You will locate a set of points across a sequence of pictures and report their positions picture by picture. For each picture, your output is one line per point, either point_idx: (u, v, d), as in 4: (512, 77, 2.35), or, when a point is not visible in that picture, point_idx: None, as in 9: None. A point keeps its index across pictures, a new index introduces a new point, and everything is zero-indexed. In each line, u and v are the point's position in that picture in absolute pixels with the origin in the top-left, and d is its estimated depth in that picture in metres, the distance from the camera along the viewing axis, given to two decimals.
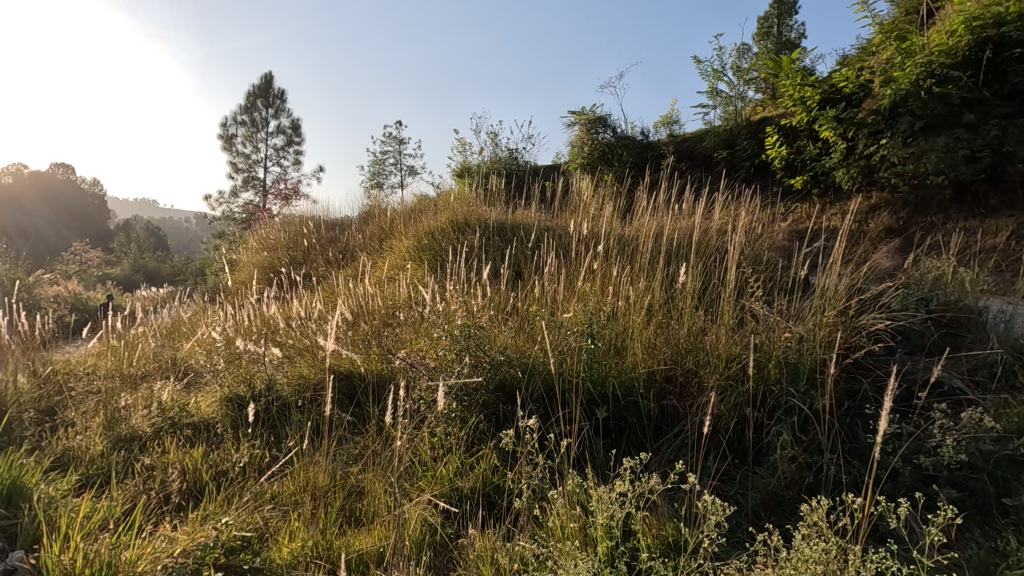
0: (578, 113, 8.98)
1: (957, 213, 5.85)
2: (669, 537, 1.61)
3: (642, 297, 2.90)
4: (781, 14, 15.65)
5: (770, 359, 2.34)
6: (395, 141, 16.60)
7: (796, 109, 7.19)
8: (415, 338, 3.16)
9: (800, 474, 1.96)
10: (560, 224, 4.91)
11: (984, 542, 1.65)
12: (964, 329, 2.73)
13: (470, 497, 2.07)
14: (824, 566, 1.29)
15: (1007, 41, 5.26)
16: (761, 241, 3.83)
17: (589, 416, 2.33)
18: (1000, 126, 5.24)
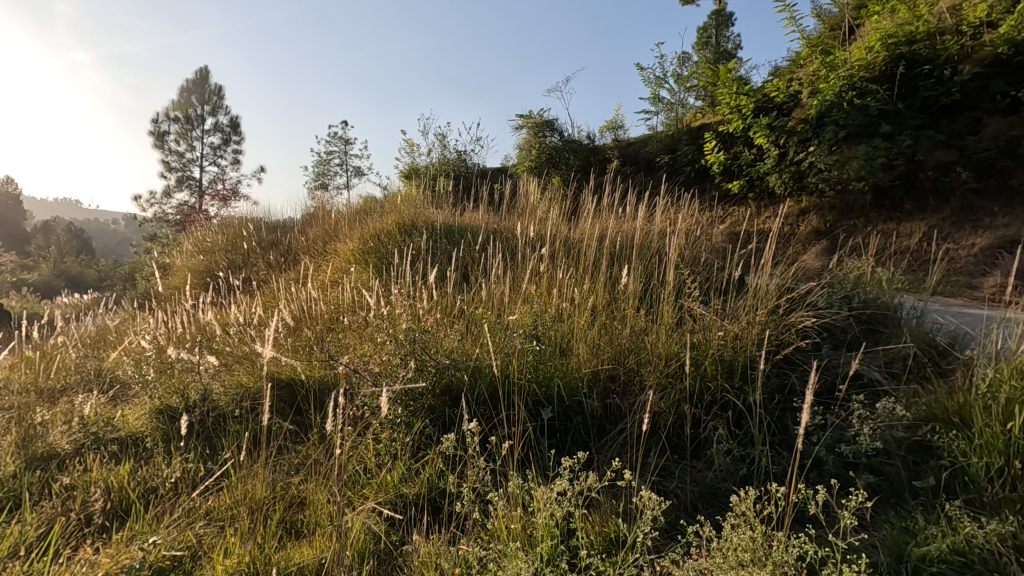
0: (526, 116, 9.07)
1: (877, 216, 6.33)
2: (608, 532, 1.65)
3: (586, 299, 2.95)
4: (719, 26, 16.35)
5: (707, 357, 2.44)
6: (341, 141, 16.20)
7: (733, 117, 7.55)
8: (359, 342, 3.10)
9: (734, 467, 2.05)
10: (508, 227, 4.94)
11: (896, 521, 1.78)
12: (882, 325, 2.94)
13: (415, 503, 2.04)
14: (751, 554, 1.35)
15: (918, 59, 5.83)
16: (699, 243, 3.99)
17: (534, 417, 2.35)
18: (913, 136, 5.73)
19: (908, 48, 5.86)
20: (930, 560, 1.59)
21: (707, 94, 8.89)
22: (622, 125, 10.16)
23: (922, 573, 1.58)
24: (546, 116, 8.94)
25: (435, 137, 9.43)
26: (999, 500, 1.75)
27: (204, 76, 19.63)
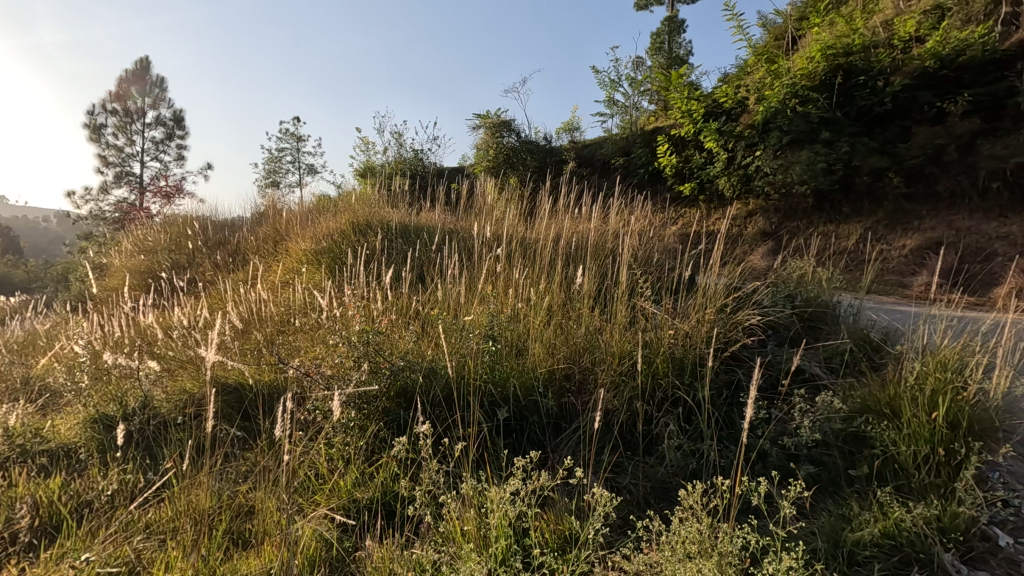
0: (483, 116, 9.05)
1: (818, 219, 6.68)
2: (562, 530, 1.67)
3: (541, 299, 2.96)
4: (672, 32, 16.78)
5: (658, 355, 2.50)
6: (293, 137, 15.73)
7: (684, 121, 7.79)
8: (311, 345, 3.02)
9: (684, 461, 2.12)
10: (464, 227, 4.91)
11: (834, 509, 1.87)
12: (821, 322, 3.09)
13: (369, 508, 2.01)
14: (697, 545, 1.39)
15: (855, 69, 6.19)
16: (652, 243, 4.09)
17: (489, 418, 2.35)
18: (850, 143, 6.09)
19: (846, 58, 6.22)
20: (863, 545, 1.69)
21: (659, 99, 9.12)
22: (578, 127, 10.30)
23: (857, 557, 1.67)
24: (504, 117, 8.94)
25: (391, 136, 9.29)
26: (924, 486, 1.87)
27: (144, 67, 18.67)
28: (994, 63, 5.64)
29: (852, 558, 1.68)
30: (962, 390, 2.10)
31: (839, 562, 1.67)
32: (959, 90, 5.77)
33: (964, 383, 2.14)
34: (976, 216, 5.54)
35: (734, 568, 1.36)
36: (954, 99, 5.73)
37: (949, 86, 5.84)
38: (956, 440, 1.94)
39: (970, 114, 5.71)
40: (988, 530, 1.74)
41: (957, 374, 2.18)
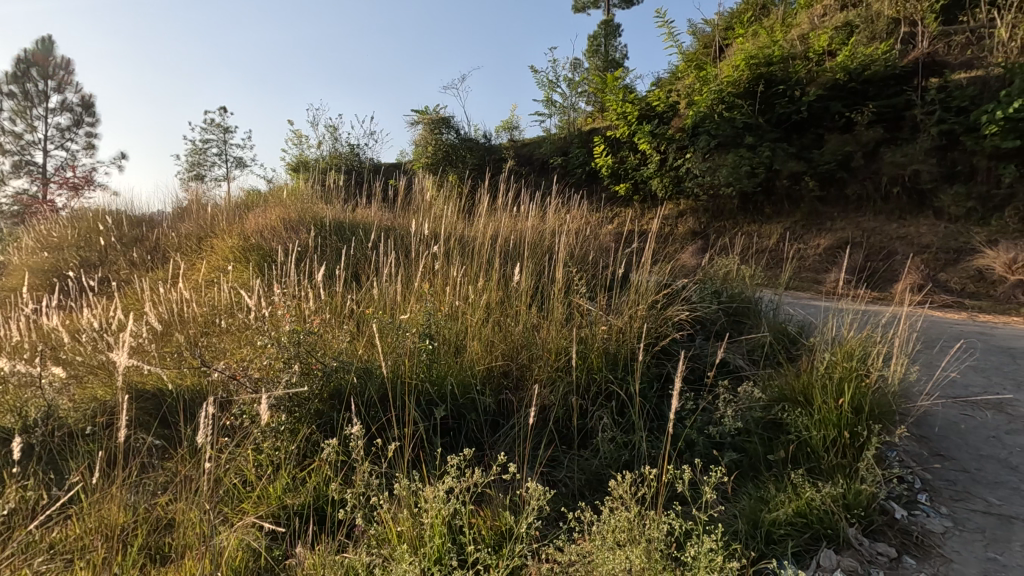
0: (421, 112, 8.92)
1: (743, 219, 7.10)
2: (498, 525, 1.68)
3: (478, 296, 2.95)
4: (609, 35, 17.19)
5: (593, 350, 2.57)
6: (219, 128, 14.86)
7: (620, 123, 8.03)
8: (238, 347, 2.88)
9: (617, 453, 2.19)
10: (402, 224, 4.83)
11: (753, 492, 1.99)
12: (744, 317, 3.27)
13: (300, 514, 1.95)
14: (625, 533, 1.45)
15: (775, 79, 6.62)
16: (588, 242, 4.18)
17: (426, 417, 2.33)
18: (771, 148, 6.58)
19: (767, 68, 6.63)
20: (778, 524, 1.81)
21: (596, 100, 9.34)
22: (517, 126, 10.37)
23: (772, 537, 1.79)
24: (442, 114, 8.85)
25: (326, 129, 8.99)
26: (832, 467, 2.02)
27: (44, 46, 17.04)
28: (895, 78, 6.24)
29: (768, 536, 1.79)
30: (866, 377, 2.28)
31: (756, 542, 1.78)
32: (865, 102, 6.35)
33: (867, 371, 2.33)
34: (880, 217, 6.17)
35: (659, 553, 1.42)
36: (861, 109, 6.32)
37: (856, 98, 6.39)
38: (859, 424, 2.12)
39: (875, 124, 6.32)
40: (886, 504, 1.93)
41: (861, 362, 2.37)
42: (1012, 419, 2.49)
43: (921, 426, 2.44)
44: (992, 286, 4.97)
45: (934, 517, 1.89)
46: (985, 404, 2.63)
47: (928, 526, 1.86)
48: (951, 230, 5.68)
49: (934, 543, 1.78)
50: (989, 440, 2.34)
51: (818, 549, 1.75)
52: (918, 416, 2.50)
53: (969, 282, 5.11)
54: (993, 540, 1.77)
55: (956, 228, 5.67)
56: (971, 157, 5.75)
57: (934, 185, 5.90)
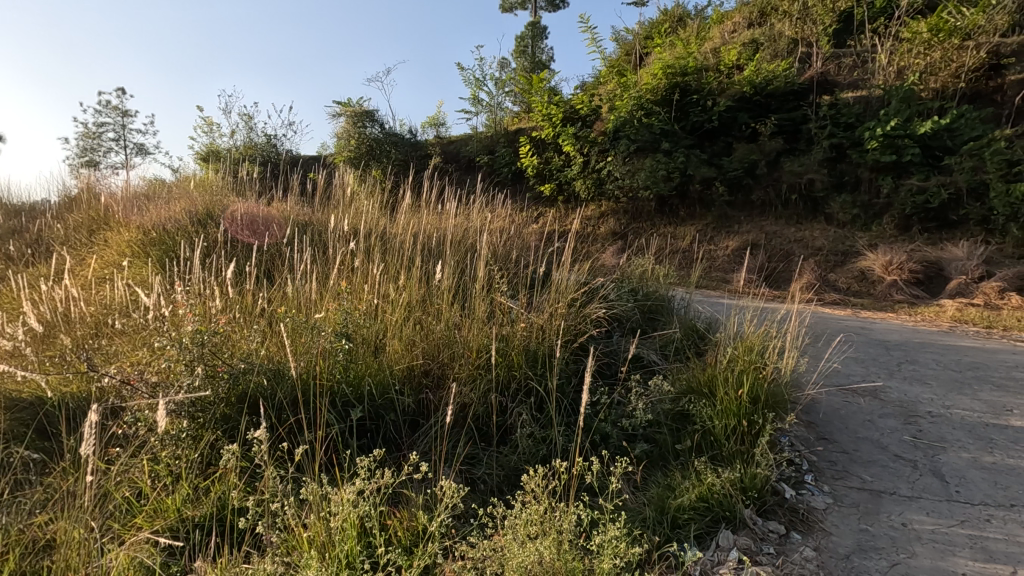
0: (344, 103, 8.63)
1: (660, 221, 7.47)
2: (413, 525, 1.67)
3: (398, 294, 2.88)
4: (536, 37, 17.41)
5: (513, 347, 2.60)
6: (114, 110, 13.55)
7: (545, 124, 8.18)
8: (133, 350, 2.66)
9: (535, 448, 2.25)
10: (319, 220, 4.65)
11: (661, 480, 2.10)
12: (658, 314, 3.43)
13: (201, 527, 1.84)
14: (536, 526, 1.47)
15: (689, 89, 7.12)
16: (512, 240, 4.22)
17: (341, 419, 2.26)
18: (685, 154, 7.00)
19: (682, 78, 7.12)
20: (682, 509, 1.92)
21: (522, 100, 9.42)
22: (444, 123, 10.28)
23: (677, 522, 1.89)
24: (366, 106, 8.60)
25: (239, 118, 8.48)
26: (732, 454, 2.17)
27: None
28: (793, 94, 6.88)
29: (673, 522, 1.89)
30: (762, 370, 2.46)
31: (663, 528, 1.88)
32: (767, 114, 6.94)
33: (764, 363, 2.52)
34: (780, 222, 6.71)
35: (569, 544, 1.46)
36: (765, 121, 6.89)
37: (760, 110, 6.98)
38: (756, 413, 2.29)
39: (776, 135, 6.90)
40: (777, 485, 2.09)
41: (759, 356, 2.55)
42: (884, 404, 2.79)
43: (809, 413, 2.68)
44: (872, 286, 5.51)
45: (817, 495, 2.08)
46: (863, 391, 2.93)
47: (812, 503, 2.04)
48: (839, 234, 6.27)
49: (817, 519, 1.96)
50: (866, 423, 2.61)
51: (717, 531, 1.87)
52: (806, 404, 2.74)
53: (853, 282, 5.63)
54: (866, 512, 1.99)
55: (844, 233, 6.26)
56: (856, 169, 6.39)
57: (826, 194, 6.50)
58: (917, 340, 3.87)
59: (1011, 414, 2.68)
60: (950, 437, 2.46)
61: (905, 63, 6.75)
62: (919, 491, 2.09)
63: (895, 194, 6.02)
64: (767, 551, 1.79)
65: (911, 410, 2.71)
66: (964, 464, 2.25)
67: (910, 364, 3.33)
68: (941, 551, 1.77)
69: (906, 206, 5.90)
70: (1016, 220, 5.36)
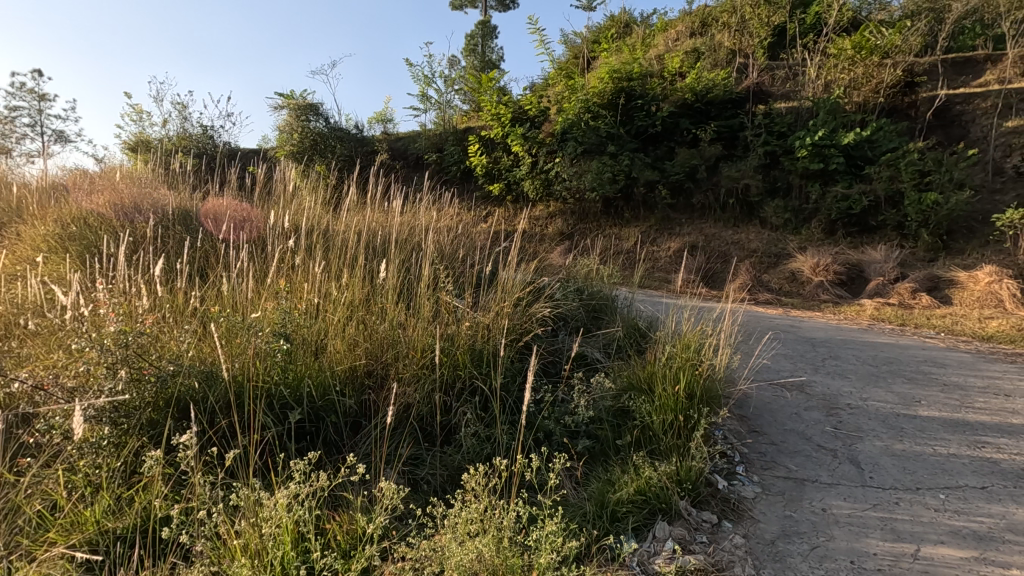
0: (286, 95, 8.33)
1: (606, 222, 7.64)
2: (351, 528, 1.65)
3: (340, 293, 2.81)
4: (487, 36, 17.40)
5: (458, 346, 2.59)
6: (29, 93, 12.49)
7: (494, 124, 8.19)
8: (48, 353, 2.46)
9: (478, 448, 2.27)
10: (258, 216, 4.48)
11: (602, 475, 2.15)
12: (602, 313, 3.50)
13: (123, 539, 1.73)
14: (475, 526, 1.48)
15: (634, 94, 7.33)
16: (459, 239, 4.20)
17: (279, 421, 2.19)
18: (630, 158, 7.20)
19: (627, 83, 7.29)
20: (621, 503, 1.97)
21: (472, 99, 9.40)
22: (391, 119, 10.12)
23: (615, 516, 1.94)
24: (310, 99, 8.32)
25: (172, 107, 8.02)
26: (669, 447, 2.25)
27: None
28: (732, 102, 7.24)
29: (613, 515, 1.94)
30: (699, 366, 2.56)
31: (602, 521, 1.92)
32: (708, 120, 7.24)
33: (700, 360, 2.62)
34: (718, 225, 7.01)
35: (509, 542, 1.47)
36: (705, 127, 7.21)
37: (701, 116, 7.30)
38: (692, 407, 2.39)
39: (715, 141, 7.23)
40: (711, 477, 2.19)
41: (696, 352, 2.65)
42: (809, 397, 2.97)
43: (741, 407, 2.81)
44: (801, 286, 5.84)
45: (747, 485, 2.19)
46: (791, 386, 3.10)
47: (743, 493, 2.15)
48: (772, 237, 6.61)
49: (746, 507, 2.06)
50: (793, 416, 2.77)
51: (654, 522, 1.94)
52: (738, 398, 2.88)
53: (784, 282, 5.95)
54: (790, 499, 2.11)
55: (776, 236, 6.61)
56: (788, 175, 6.76)
57: (760, 199, 6.82)
58: (839, 337, 4.14)
59: (919, 405, 2.91)
60: (866, 427, 2.65)
61: (831, 77, 7.11)
62: (838, 478, 2.24)
63: (822, 200, 6.41)
64: (700, 540, 1.88)
65: (833, 403, 2.90)
66: (878, 451, 2.43)
67: (833, 360, 3.56)
68: (856, 533, 1.91)
69: (832, 211, 6.29)
70: (927, 226, 5.83)
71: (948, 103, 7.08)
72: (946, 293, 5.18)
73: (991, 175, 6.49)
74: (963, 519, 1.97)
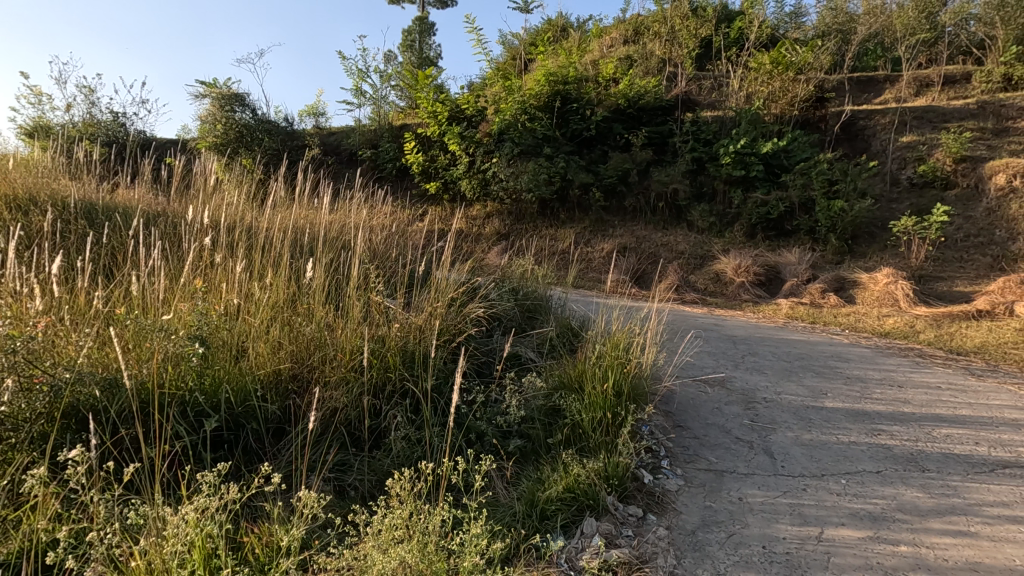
0: (208, 83, 7.87)
1: (542, 223, 7.71)
2: (269, 540, 1.58)
3: (263, 292, 2.66)
4: (423, 33, 17.21)
5: (389, 348, 2.54)
6: None
7: (430, 122, 8.08)
8: None
9: (408, 451, 2.25)
10: (174, 211, 4.18)
11: (533, 475, 2.17)
12: (536, 313, 3.54)
13: (9, 565, 1.57)
14: (399, 531, 1.44)
15: (569, 97, 7.52)
16: (392, 238, 4.11)
17: (193, 430, 2.05)
18: (565, 161, 7.37)
19: (563, 86, 7.49)
20: (550, 501, 1.99)
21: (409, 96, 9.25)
22: (323, 113, 9.79)
23: (545, 515, 1.96)
24: (235, 89, 7.90)
25: (78, 90, 7.37)
26: (598, 444, 2.31)
27: None
28: (662, 109, 7.66)
29: (542, 514, 1.96)
30: (627, 365, 2.63)
31: (531, 520, 1.93)
32: (639, 126, 7.63)
33: (628, 358, 2.69)
34: (648, 227, 7.26)
35: (433, 545, 1.45)
36: (636, 133, 7.56)
37: (633, 122, 7.65)
38: (619, 405, 2.46)
39: (646, 146, 7.55)
40: (637, 471, 2.26)
41: (624, 351, 2.73)
42: (729, 392, 3.13)
43: (666, 403, 2.92)
44: (724, 286, 6.13)
45: (671, 478, 2.28)
46: (712, 382, 3.25)
47: (667, 486, 2.23)
48: (698, 240, 6.91)
49: (669, 499, 2.15)
50: (714, 410, 2.91)
51: (582, 518, 1.97)
52: (664, 395, 2.99)
53: (709, 283, 6.23)
54: (710, 490, 2.21)
55: (702, 238, 6.91)
56: (713, 181, 7.13)
57: (687, 203, 7.16)
58: (758, 335, 4.39)
59: (826, 397, 3.13)
60: (779, 419, 2.82)
61: (752, 89, 7.53)
62: (753, 468, 2.37)
63: (744, 205, 6.79)
64: (625, 533, 1.93)
65: (751, 397, 3.07)
66: (789, 442, 2.59)
67: (751, 356, 3.77)
68: (768, 519, 2.03)
69: (752, 216, 6.67)
70: (835, 231, 6.30)
71: (853, 118, 7.71)
72: (851, 292, 5.61)
73: (889, 185, 7.09)
74: (860, 502, 2.14)
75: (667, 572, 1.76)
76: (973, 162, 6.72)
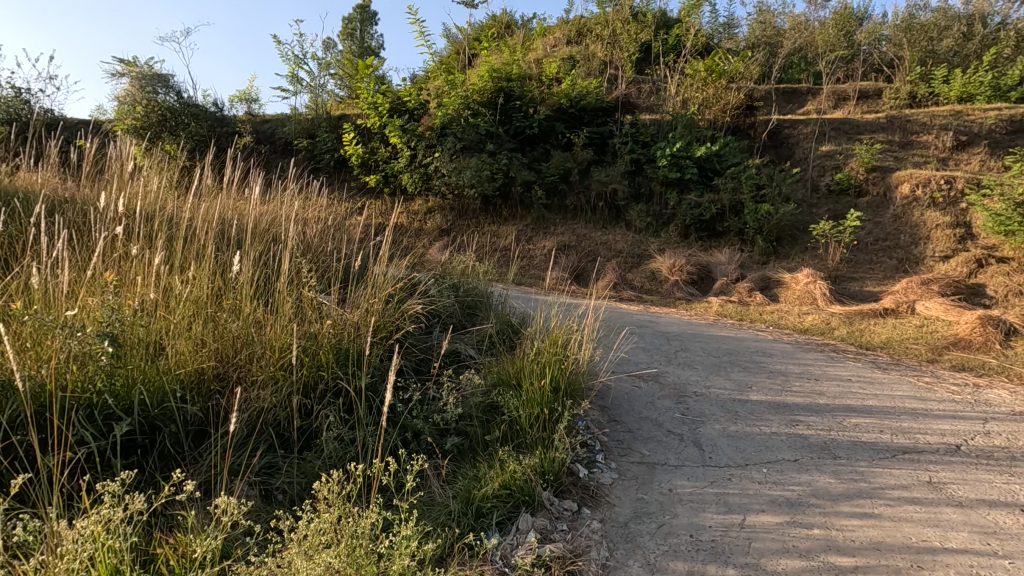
0: (127, 62, 7.32)
1: (484, 219, 7.68)
2: (185, 551, 1.49)
3: (184, 286, 2.48)
4: (365, 22, 16.75)
5: (322, 345, 2.44)
6: None
7: (370, 113, 7.84)
8: None
9: (340, 452, 2.19)
10: (85, 198, 3.85)
11: (469, 472, 2.16)
12: (476, 309, 3.52)
13: None
14: (326, 537, 1.39)
15: (512, 94, 7.53)
16: (328, 231, 3.95)
17: (101, 435, 1.90)
18: (508, 158, 7.38)
19: (507, 83, 7.49)
20: (486, 498, 1.98)
21: (348, 85, 8.96)
22: (256, 99, 9.32)
23: (481, 513, 1.95)
24: (158, 69, 7.39)
25: None
26: (534, 440, 2.33)
27: None
28: (602, 111, 7.82)
29: (478, 511, 1.95)
30: (565, 361, 2.66)
31: (467, 519, 1.92)
32: (581, 126, 7.76)
33: (566, 355, 2.71)
34: (588, 226, 7.40)
35: (361, 548, 1.42)
36: (578, 132, 7.68)
37: (575, 121, 7.78)
38: (557, 401, 2.48)
39: (587, 146, 7.69)
40: (573, 466, 2.29)
41: (562, 347, 2.75)
42: (662, 387, 3.24)
43: (602, 398, 2.98)
44: (660, 285, 6.34)
45: (605, 472, 2.33)
46: (646, 377, 3.35)
47: (601, 479, 2.28)
48: (636, 239, 7.10)
49: (603, 493, 2.19)
50: (647, 404, 3.00)
51: (518, 514, 1.98)
52: (600, 390, 3.05)
53: (646, 281, 6.42)
54: (642, 482, 2.28)
55: (639, 238, 7.12)
56: (650, 182, 7.35)
57: (625, 203, 7.35)
58: (690, 332, 4.56)
59: (750, 390, 3.30)
60: (707, 412, 2.95)
61: (687, 95, 7.82)
62: (682, 459, 2.47)
63: (678, 206, 7.05)
64: (560, 528, 1.95)
65: (682, 391, 3.19)
66: (715, 433, 2.72)
67: (684, 352, 3.91)
68: (695, 509, 2.11)
69: (686, 217, 6.94)
70: (761, 233, 6.66)
71: (779, 127, 8.16)
72: (775, 291, 5.94)
73: (810, 191, 7.57)
74: (778, 488, 2.27)
75: (600, 565, 1.80)
76: (882, 172, 7.28)
